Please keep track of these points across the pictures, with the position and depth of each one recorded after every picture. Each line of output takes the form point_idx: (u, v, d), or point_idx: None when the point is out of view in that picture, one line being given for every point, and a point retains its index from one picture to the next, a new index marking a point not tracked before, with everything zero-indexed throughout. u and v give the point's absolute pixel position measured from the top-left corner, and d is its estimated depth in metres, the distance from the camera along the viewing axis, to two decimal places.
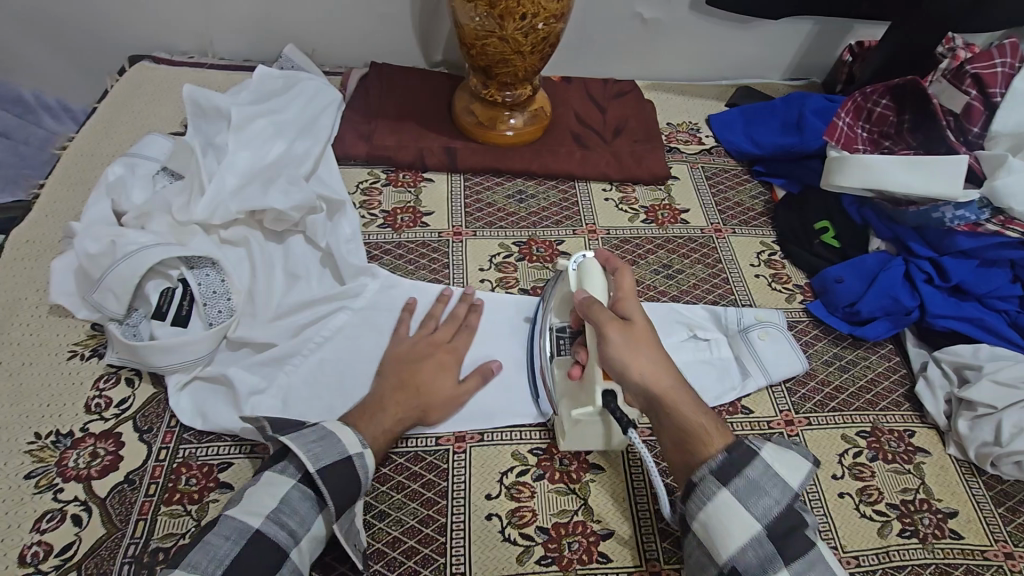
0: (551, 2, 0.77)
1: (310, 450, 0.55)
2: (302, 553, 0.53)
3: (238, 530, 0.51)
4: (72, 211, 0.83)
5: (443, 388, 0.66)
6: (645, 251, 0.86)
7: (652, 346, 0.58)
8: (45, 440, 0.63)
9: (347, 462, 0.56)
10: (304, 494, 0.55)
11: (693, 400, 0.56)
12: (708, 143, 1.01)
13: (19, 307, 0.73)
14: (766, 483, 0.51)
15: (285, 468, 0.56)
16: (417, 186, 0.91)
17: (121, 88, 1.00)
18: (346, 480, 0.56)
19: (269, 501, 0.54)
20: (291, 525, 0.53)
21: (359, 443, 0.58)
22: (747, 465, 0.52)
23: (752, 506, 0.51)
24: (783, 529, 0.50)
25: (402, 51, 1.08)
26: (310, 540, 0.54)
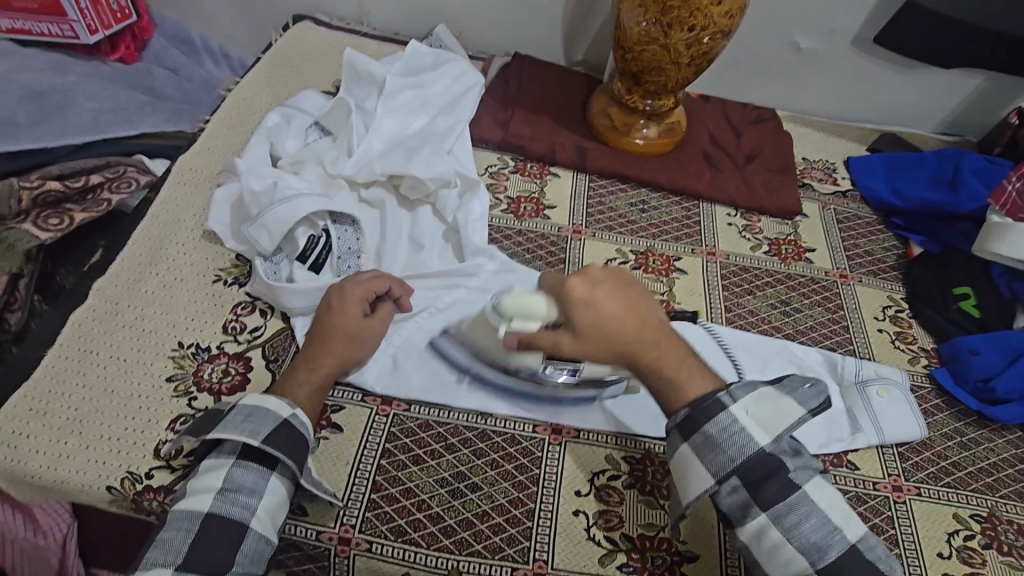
0: (722, 18, 0.77)
1: (242, 429, 0.57)
2: (264, 520, 0.55)
3: (189, 520, 0.54)
4: (230, 149, 0.89)
5: (346, 326, 0.67)
6: (764, 284, 0.84)
7: (625, 312, 0.59)
8: (186, 350, 0.69)
9: (283, 426, 0.58)
10: (248, 469, 0.57)
11: (674, 353, 0.59)
12: (844, 185, 0.97)
13: (178, 227, 0.80)
14: (725, 442, 0.56)
15: (221, 451, 0.58)
16: (542, 178, 0.92)
17: (285, 44, 1.07)
18: (283, 443, 0.58)
19: (215, 484, 0.55)
20: (243, 499, 0.55)
21: (287, 405, 0.60)
22: (706, 420, 0.57)
23: (708, 462, 0.56)
24: (758, 477, 0.55)
25: (545, 47, 1.10)
26: (270, 510, 0.56)
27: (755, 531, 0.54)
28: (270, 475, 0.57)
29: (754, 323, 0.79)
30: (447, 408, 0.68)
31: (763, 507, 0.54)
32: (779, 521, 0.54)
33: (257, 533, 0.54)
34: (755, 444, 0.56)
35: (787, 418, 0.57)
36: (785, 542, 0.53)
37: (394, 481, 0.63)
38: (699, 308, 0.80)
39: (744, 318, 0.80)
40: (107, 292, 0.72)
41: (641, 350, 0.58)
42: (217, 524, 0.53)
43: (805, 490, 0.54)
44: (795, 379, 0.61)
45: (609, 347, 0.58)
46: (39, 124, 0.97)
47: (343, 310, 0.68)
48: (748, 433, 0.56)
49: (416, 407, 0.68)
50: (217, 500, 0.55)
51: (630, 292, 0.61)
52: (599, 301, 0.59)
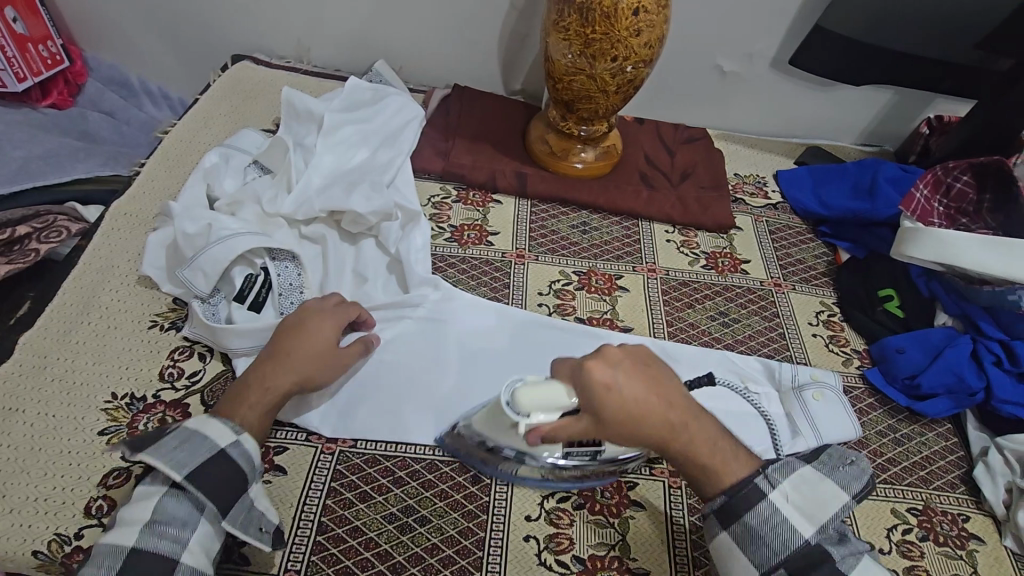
0: (643, 48, 0.80)
1: (172, 457, 0.53)
2: (197, 554, 0.52)
3: (112, 556, 0.50)
4: (167, 191, 0.88)
5: (313, 345, 0.65)
6: (703, 297, 0.86)
7: (654, 393, 0.55)
8: (120, 401, 0.67)
9: (220, 456, 0.55)
10: (181, 500, 0.53)
11: (709, 435, 0.56)
12: (774, 198, 1.02)
13: (111, 273, 0.78)
14: (767, 532, 0.54)
15: (155, 480, 0.54)
16: (485, 206, 0.94)
17: (224, 84, 1.07)
18: (220, 475, 0.54)
19: (142, 515, 0.52)
20: (173, 531, 0.52)
21: (230, 433, 0.56)
22: (746, 509, 0.54)
23: (751, 553, 0.54)
24: (805, 564, 0.52)
25: (484, 78, 1.14)
26: (202, 542, 0.53)
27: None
28: (202, 510, 0.54)
29: (695, 335, 0.82)
30: (394, 441, 0.68)
31: None
32: None
33: (189, 569, 0.51)
34: (799, 535, 0.53)
35: (828, 503, 0.55)
36: None
37: (340, 521, 0.62)
38: (641, 324, 0.82)
39: (685, 330, 0.82)
40: (34, 345, 0.70)
41: (674, 437, 0.55)
42: (145, 559, 0.50)
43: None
44: (830, 457, 0.59)
45: (644, 439, 0.55)
46: None
47: (309, 329, 0.66)
48: (790, 526, 0.54)
49: (362, 442, 0.68)
50: (143, 534, 0.51)
51: (648, 376, 0.56)
52: (623, 385, 0.55)
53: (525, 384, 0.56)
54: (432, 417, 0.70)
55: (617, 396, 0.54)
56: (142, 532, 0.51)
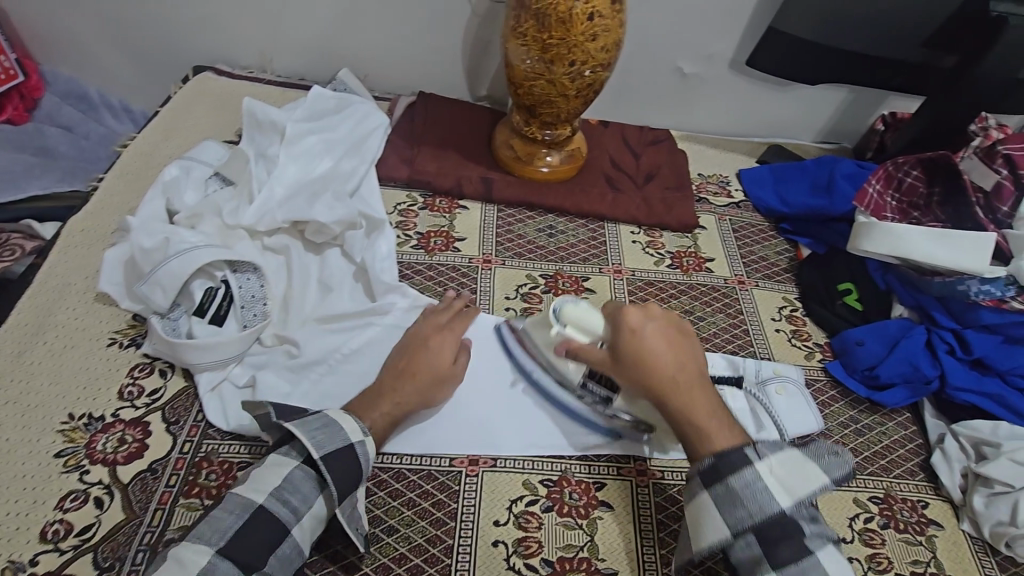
0: (600, 52, 0.81)
1: (314, 437, 0.57)
2: (305, 530, 0.56)
3: (243, 505, 0.54)
4: (125, 206, 0.87)
5: (439, 367, 0.68)
6: (669, 296, 0.88)
7: (669, 347, 0.64)
8: (77, 421, 0.65)
9: (349, 448, 0.58)
10: (307, 476, 0.57)
11: (710, 402, 0.61)
12: (737, 197, 1.04)
13: (68, 291, 0.76)
14: (746, 497, 0.54)
15: (289, 451, 0.59)
16: (451, 212, 0.94)
17: (185, 96, 1.06)
18: (344, 466, 0.58)
19: (273, 480, 0.56)
20: (292, 503, 0.56)
21: (359, 430, 0.60)
22: (729, 472, 0.55)
23: (723, 513, 0.54)
24: (773, 534, 0.53)
25: (449, 85, 1.14)
26: (312, 520, 0.56)
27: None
28: (320, 491, 0.57)
29: None
30: None
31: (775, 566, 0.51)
32: None
33: (294, 541, 0.55)
34: (774, 505, 0.53)
35: (812, 483, 0.54)
36: None
37: None
38: None
39: None
40: None
41: (672, 389, 0.62)
42: (267, 519, 0.54)
43: (819, 559, 0.51)
44: (824, 446, 0.58)
45: (647, 380, 0.63)
46: None
47: (435, 350, 0.69)
48: (768, 493, 0.54)
49: None
50: (269, 497, 0.55)
51: (677, 337, 0.66)
52: (645, 333, 0.65)
53: (573, 305, 0.70)
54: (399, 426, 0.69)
55: (635, 337, 0.64)
56: (270, 493, 0.55)
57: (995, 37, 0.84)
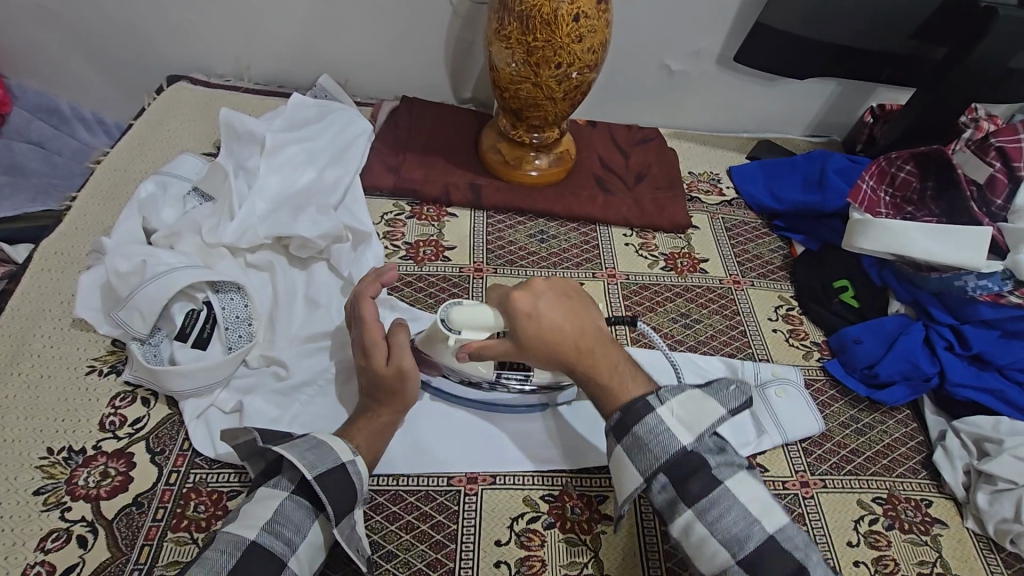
0: (586, 53, 0.79)
1: (304, 458, 0.55)
2: (303, 561, 0.53)
3: (233, 544, 0.51)
4: (100, 225, 0.84)
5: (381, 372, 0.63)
6: (664, 299, 0.86)
7: (568, 317, 0.59)
8: (56, 456, 0.63)
9: (342, 469, 0.57)
10: (298, 505, 0.55)
11: (614, 356, 0.59)
12: (729, 194, 1.02)
13: (42, 318, 0.73)
14: (652, 441, 0.55)
15: (276, 483, 0.56)
16: (440, 220, 0.92)
17: (159, 108, 1.02)
18: (340, 488, 0.56)
19: (263, 513, 0.53)
20: (287, 534, 0.53)
21: (349, 449, 0.58)
22: (635, 421, 0.56)
23: (636, 462, 0.56)
24: (685, 473, 0.54)
25: (434, 88, 1.11)
26: (310, 548, 0.54)
27: (682, 527, 0.53)
28: (314, 517, 0.56)
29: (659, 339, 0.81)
30: None
31: (688, 501, 0.53)
32: (704, 514, 0.52)
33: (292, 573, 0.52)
34: (676, 445, 0.55)
35: (709, 417, 0.56)
36: (709, 535, 0.52)
37: None
38: None
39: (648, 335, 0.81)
40: None
41: (578, 359, 0.58)
42: (261, 553, 0.51)
43: (726, 487, 0.53)
44: (725, 380, 0.59)
45: (552, 359, 0.58)
46: None
47: (368, 359, 0.63)
48: (671, 433, 0.55)
49: None
50: (262, 532, 0.52)
51: (571, 302, 0.61)
52: (537, 309, 0.59)
53: (459, 308, 0.63)
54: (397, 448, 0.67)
55: (533, 322, 0.58)
56: (262, 529, 0.52)
57: (986, 26, 0.83)
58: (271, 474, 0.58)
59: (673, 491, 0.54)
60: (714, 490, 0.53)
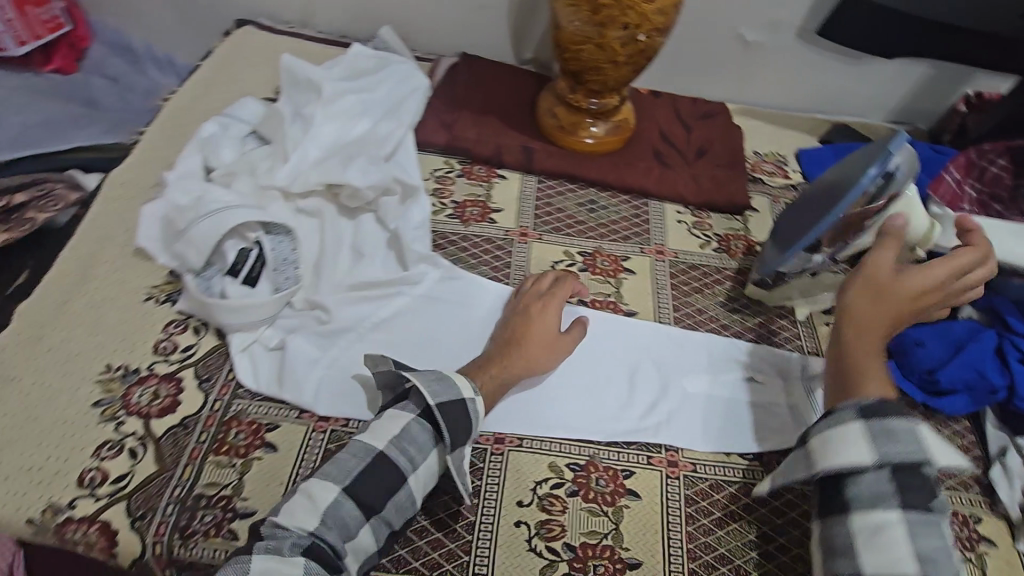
0: (656, 15, 0.75)
1: (431, 388, 0.59)
2: (419, 480, 0.57)
3: (362, 449, 0.56)
4: (165, 161, 0.87)
5: (547, 336, 0.69)
6: (713, 281, 0.83)
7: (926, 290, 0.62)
8: (114, 373, 0.67)
9: (461, 404, 0.59)
10: (424, 427, 0.58)
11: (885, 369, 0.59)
12: (795, 178, 0.97)
13: (108, 245, 0.77)
14: (903, 435, 0.52)
15: (402, 406, 0.59)
16: (490, 181, 0.91)
17: (225, 50, 1.04)
18: (456, 421, 0.59)
19: (393, 428, 0.57)
20: (410, 452, 0.57)
21: (470, 388, 0.61)
22: (895, 415, 0.53)
23: (878, 449, 0.52)
24: (909, 484, 0.51)
25: (495, 48, 1.09)
26: (425, 473, 0.57)
27: (872, 526, 0.50)
28: (433, 442, 0.58)
29: (703, 321, 0.79)
30: None
31: (902, 504, 0.50)
32: (909, 523, 0.49)
33: (410, 487, 0.56)
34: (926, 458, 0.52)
35: (945, 457, 0.54)
36: (902, 543, 0.48)
37: None
38: (647, 309, 0.79)
39: (692, 316, 0.79)
40: (28, 317, 0.70)
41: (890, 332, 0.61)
42: (385, 463, 0.55)
43: (943, 518, 0.50)
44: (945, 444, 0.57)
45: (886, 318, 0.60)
46: None
47: (549, 325, 0.70)
48: (920, 441, 0.52)
49: (354, 422, 0.66)
50: (388, 443, 0.56)
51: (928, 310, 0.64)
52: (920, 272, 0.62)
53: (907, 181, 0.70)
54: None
55: (897, 260, 0.63)
56: (389, 439, 0.56)
57: None
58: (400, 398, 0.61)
59: (890, 487, 0.51)
60: (929, 509, 0.50)
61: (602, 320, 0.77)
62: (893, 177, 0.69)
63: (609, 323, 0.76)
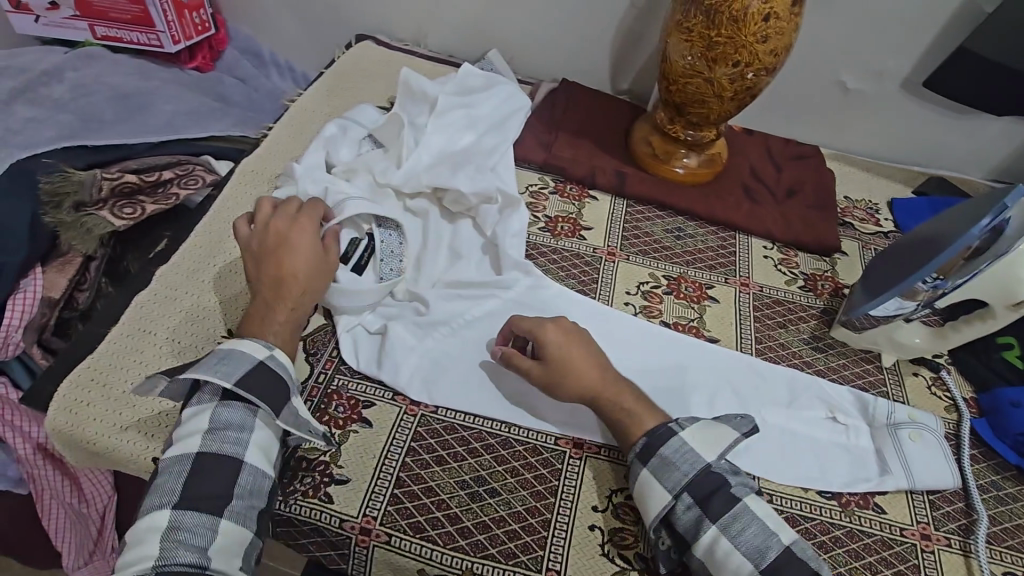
0: (767, 55, 0.78)
1: (219, 370, 0.59)
2: (257, 452, 0.58)
3: (185, 460, 0.56)
4: (289, 154, 0.96)
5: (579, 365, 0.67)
6: (797, 318, 0.84)
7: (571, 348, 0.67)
8: None
9: (259, 365, 0.61)
10: (234, 408, 0.59)
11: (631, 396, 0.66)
12: (887, 226, 0.96)
13: (236, 224, 0.85)
14: (677, 459, 0.60)
15: (202, 398, 0.60)
16: (581, 201, 0.95)
17: (347, 61, 1.14)
18: (260, 381, 0.60)
19: (203, 423, 0.58)
20: (233, 437, 0.58)
21: (262, 347, 0.63)
22: (660, 444, 0.61)
23: (665, 481, 0.60)
24: (706, 491, 0.59)
25: (594, 77, 1.14)
26: (258, 447, 0.59)
27: (706, 547, 0.57)
28: (254, 413, 0.60)
29: (785, 356, 0.79)
30: (474, 413, 0.70)
31: (711, 518, 0.57)
32: (727, 529, 0.56)
33: (252, 467, 0.58)
34: (701, 461, 0.60)
35: (725, 439, 0.62)
36: (734, 548, 0.55)
37: (417, 479, 0.64)
38: (729, 338, 0.81)
39: (775, 350, 0.80)
40: (165, 279, 0.78)
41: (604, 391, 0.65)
42: (212, 458, 0.56)
43: (746, 503, 0.58)
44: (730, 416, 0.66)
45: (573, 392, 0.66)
46: (123, 122, 1.01)
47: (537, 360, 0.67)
48: (695, 454, 0.60)
49: (443, 409, 0.70)
50: (205, 441, 0.57)
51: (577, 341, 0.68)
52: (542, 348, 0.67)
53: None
54: (473, 389, 0.71)
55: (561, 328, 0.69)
56: (205, 438, 0.57)
57: None
58: (192, 393, 0.62)
59: (696, 509, 0.58)
60: (734, 505, 0.57)
61: (685, 342, 0.78)
62: (1002, 232, 0.67)
63: (692, 345, 0.78)
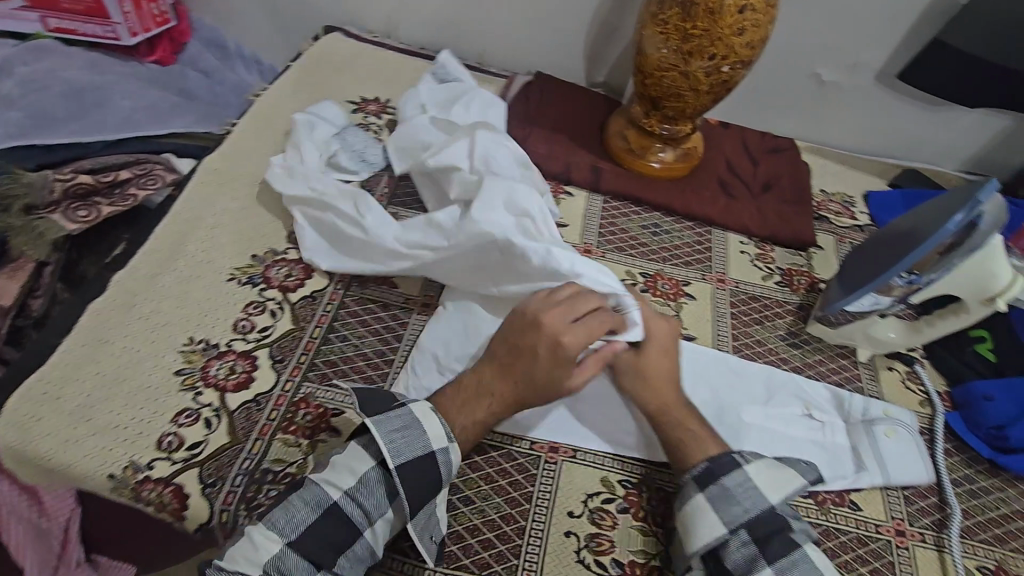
0: (743, 48, 0.77)
1: (392, 443, 0.58)
2: (378, 532, 0.57)
3: (317, 498, 0.56)
4: (253, 152, 0.92)
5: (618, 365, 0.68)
6: (774, 314, 0.83)
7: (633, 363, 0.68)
8: (196, 345, 0.70)
9: (431, 458, 0.58)
10: (375, 480, 0.58)
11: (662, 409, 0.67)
12: (862, 220, 0.96)
13: (198, 226, 0.82)
14: (741, 494, 0.59)
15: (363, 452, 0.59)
16: (557, 197, 0.93)
17: (313, 53, 1.10)
18: (424, 475, 0.58)
19: (349, 477, 0.57)
20: (366, 505, 0.57)
21: (445, 437, 0.60)
22: (724, 474, 0.60)
23: (721, 513, 0.58)
24: (765, 532, 0.58)
25: (569, 69, 1.12)
26: (384, 524, 0.57)
27: None
28: (387, 501, 0.58)
29: (762, 353, 0.79)
30: None
31: (768, 559, 0.56)
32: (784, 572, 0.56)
33: (366, 541, 0.56)
34: (765, 502, 0.59)
35: (793, 480, 0.60)
36: None
37: None
38: (706, 335, 0.80)
39: (752, 347, 0.79)
40: (122, 286, 0.74)
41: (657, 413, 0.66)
42: (342, 518, 0.56)
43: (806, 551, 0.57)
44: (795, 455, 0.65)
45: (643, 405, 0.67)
46: (77, 120, 0.97)
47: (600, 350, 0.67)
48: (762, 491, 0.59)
49: None
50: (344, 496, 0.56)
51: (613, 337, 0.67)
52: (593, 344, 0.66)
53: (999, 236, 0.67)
54: None
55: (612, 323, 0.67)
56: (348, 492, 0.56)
57: None
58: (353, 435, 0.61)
59: (755, 548, 0.57)
60: (794, 552, 0.57)
61: None
62: (976, 226, 0.67)
63: None
